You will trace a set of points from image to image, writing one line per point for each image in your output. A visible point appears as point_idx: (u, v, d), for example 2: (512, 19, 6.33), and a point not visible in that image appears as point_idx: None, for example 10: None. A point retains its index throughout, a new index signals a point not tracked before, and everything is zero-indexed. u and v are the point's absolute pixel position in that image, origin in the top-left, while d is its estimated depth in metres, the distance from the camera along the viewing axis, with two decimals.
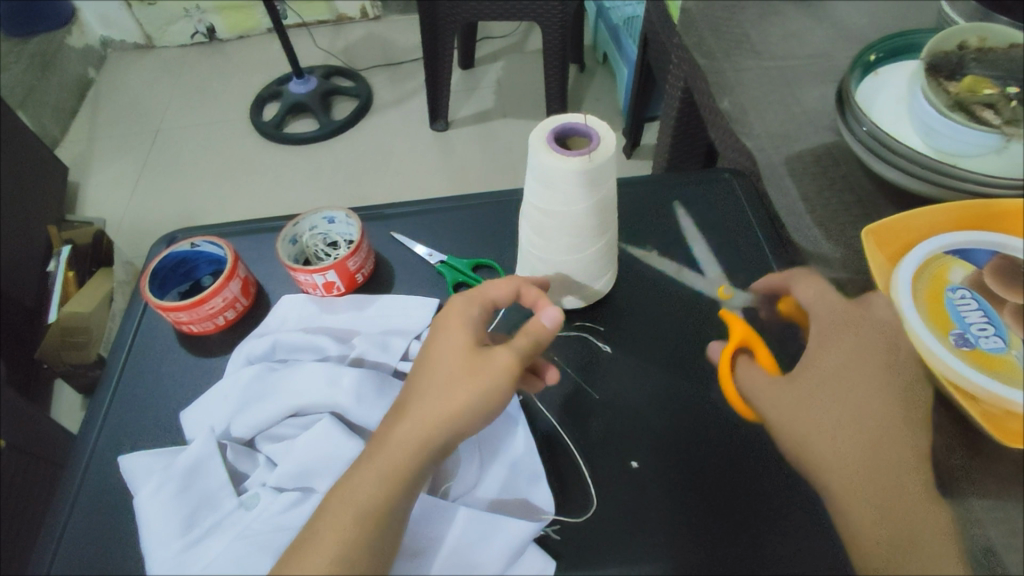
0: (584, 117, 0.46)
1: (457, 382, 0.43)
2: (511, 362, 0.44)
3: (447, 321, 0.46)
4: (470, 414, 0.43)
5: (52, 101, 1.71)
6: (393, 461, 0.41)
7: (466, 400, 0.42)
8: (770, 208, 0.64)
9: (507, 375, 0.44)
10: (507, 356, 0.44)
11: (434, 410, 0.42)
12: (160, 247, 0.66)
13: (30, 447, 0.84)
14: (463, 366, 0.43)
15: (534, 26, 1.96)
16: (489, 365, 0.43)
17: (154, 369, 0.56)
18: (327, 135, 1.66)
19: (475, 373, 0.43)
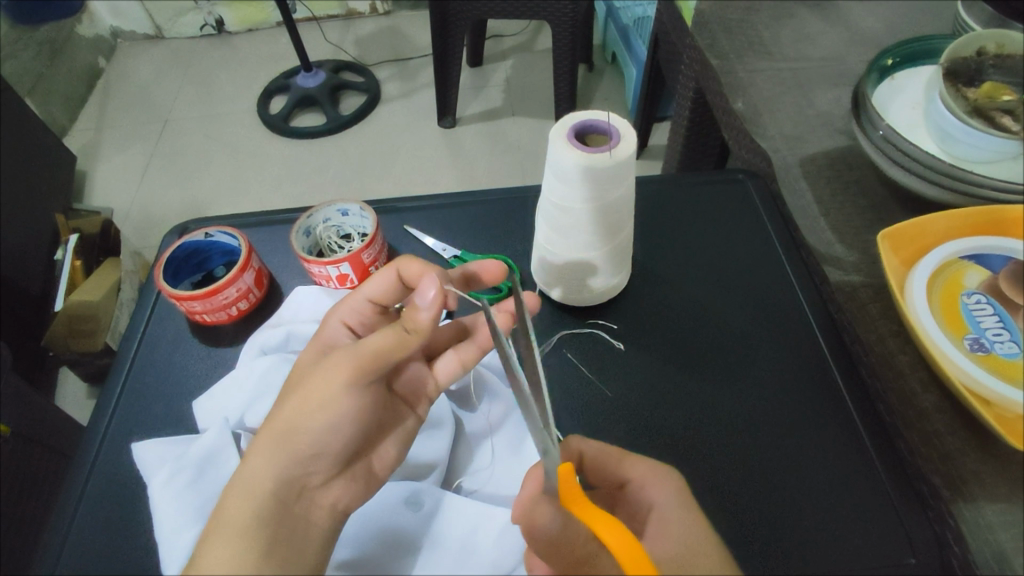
0: (606, 114, 0.46)
1: (290, 396, 0.42)
2: (344, 363, 0.42)
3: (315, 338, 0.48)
4: (307, 433, 0.41)
5: (60, 90, 1.71)
6: (227, 516, 0.39)
7: (295, 416, 0.41)
8: (783, 209, 0.64)
9: (339, 380, 0.42)
10: (339, 359, 0.42)
11: (266, 437, 0.41)
12: (172, 236, 0.66)
13: (37, 434, 0.84)
14: (301, 382, 0.43)
15: (544, 25, 1.96)
16: (321, 372, 0.42)
17: (166, 358, 0.57)
18: (335, 130, 1.67)
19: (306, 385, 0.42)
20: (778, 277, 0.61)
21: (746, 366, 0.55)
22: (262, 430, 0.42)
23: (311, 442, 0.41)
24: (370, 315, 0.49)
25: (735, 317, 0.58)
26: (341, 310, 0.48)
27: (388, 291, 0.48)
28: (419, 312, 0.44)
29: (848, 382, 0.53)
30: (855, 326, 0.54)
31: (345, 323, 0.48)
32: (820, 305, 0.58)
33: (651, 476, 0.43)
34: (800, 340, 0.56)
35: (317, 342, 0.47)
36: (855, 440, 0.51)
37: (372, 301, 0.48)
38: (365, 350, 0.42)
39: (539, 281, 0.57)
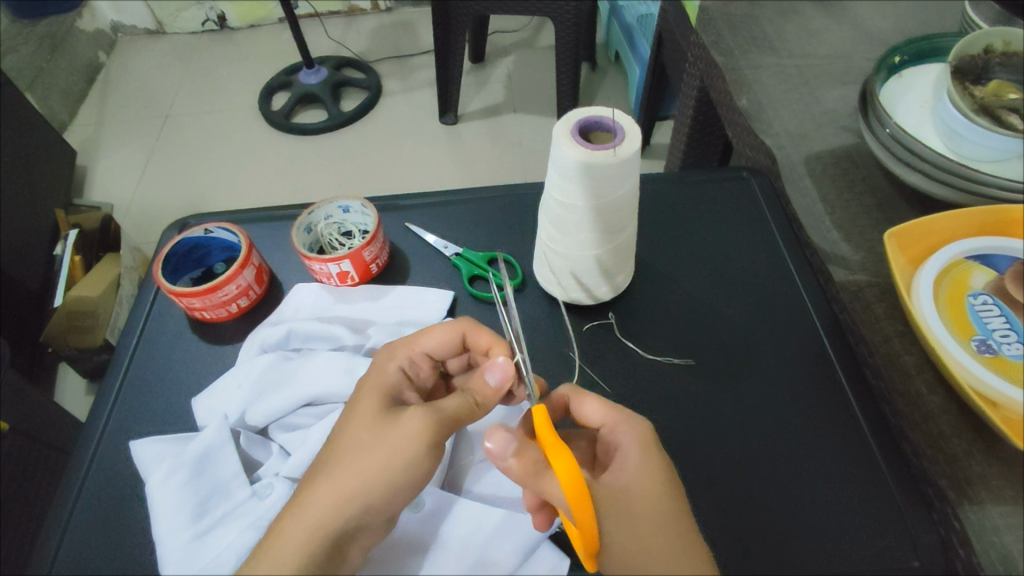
0: (610, 110, 0.46)
1: (363, 451, 0.41)
2: (424, 424, 0.41)
3: (369, 381, 0.45)
4: (378, 488, 0.40)
5: (61, 84, 1.70)
6: (276, 559, 0.38)
7: (370, 475, 0.40)
8: (788, 207, 0.63)
9: (419, 440, 0.41)
10: (417, 419, 0.41)
11: (335, 489, 0.40)
12: (172, 232, 0.65)
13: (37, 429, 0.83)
14: (372, 436, 0.41)
15: (546, 22, 1.95)
16: (398, 430, 0.41)
17: (165, 355, 0.56)
18: (336, 127, 1.66)
19: (381, 442, 0.41)
20: (782, 277, 0.60)
21: (749, 365, 0.55)
22: (326, 480, 0.40)
23: (373, 493, 0.40)
24: (421, 364, 0.48)
25: (738, 316, 0.58)
26: (399, 358, 0.47)
27: (446, 347, 0.48)
28: (488, 385, 0.44)
29: (852, 383, 0.53)
30: (859, 326, 0.53)
31: (403, 371, 0.46)
32: (823, 305, 0.58)
33: (625, 423, 0.43)
34: (803, 340, 0.56)
35: (373, 386, 0.45)
36: (860, 442, 0.50)
37: (428, 352, 0.48)
38: (445, 414, 0.42)
39: (542, 281, 0.57)
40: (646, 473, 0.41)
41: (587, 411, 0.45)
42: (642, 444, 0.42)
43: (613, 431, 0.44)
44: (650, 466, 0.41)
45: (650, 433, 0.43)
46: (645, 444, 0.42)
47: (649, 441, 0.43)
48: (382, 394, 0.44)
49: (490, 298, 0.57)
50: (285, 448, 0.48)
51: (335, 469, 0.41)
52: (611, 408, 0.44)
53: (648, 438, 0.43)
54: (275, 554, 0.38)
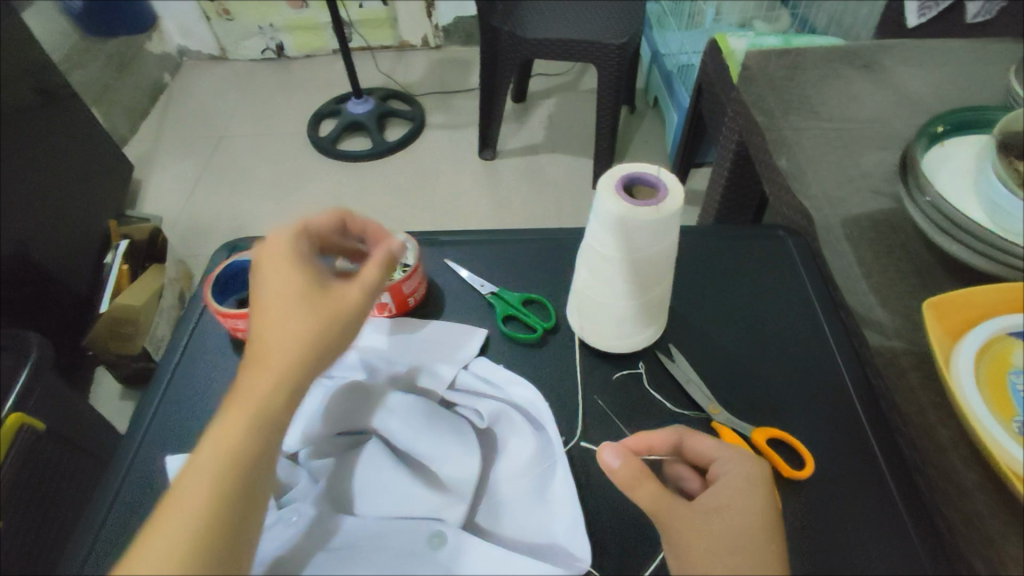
0: (656, 167, 0.47)
1: (280, 318, 0.42)
2: (356, 300, 0.45)
3: (273, 260, 0.45)
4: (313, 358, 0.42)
5: (125, 102, 1.81)
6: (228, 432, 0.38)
7: (300, 339, 0.42)
8: (824, 268, 0.63)
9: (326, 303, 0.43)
10: (351, 293, 0.45)
11: (277, 372, 0.40)
12: (222, 254, 0.68)
13: (74, 433, 0.86)
14: (306, 316, 0.43)
15: (588, 67, 2.01)
16: (326, 309, 0.43)
17: (206, 372, 0.58)
18: (379, 155, 1.72)
19: (311, 320, 0.42)
20: (815, 336, 0.60)
21: (778, 423, 0.54)
22: (264, 360, 0.41)
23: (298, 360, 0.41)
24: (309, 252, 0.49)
25: (770, 376, 0.57)
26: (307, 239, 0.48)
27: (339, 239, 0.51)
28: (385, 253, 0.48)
29: (884, 451, 0.51)
30: (893, 393, 0.52)
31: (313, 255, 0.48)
32: (857, 366, 0.57)
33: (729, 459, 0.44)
34: (835, 403, 0.55)
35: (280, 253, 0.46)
36: (892, 513, 0.48)
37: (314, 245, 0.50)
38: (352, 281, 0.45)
39: (574, 325, 0.58)
40: (753, 507, 0.41)
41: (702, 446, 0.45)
42: (748, 480, 0.42)
43: (726, 463, 0.43)
44: (754, 501, 0.41)
45: (758, 472, 0.42)
46: (750, 480, 0.42)
47: (757, 477, 0.42)
48: (301, 271, 0.45)
49: (521, 338, 0.58)
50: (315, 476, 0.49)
51: (277, 351, 0.41)
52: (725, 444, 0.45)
53: (751, 481, 0.42)
54: (221, 436, 0.38)
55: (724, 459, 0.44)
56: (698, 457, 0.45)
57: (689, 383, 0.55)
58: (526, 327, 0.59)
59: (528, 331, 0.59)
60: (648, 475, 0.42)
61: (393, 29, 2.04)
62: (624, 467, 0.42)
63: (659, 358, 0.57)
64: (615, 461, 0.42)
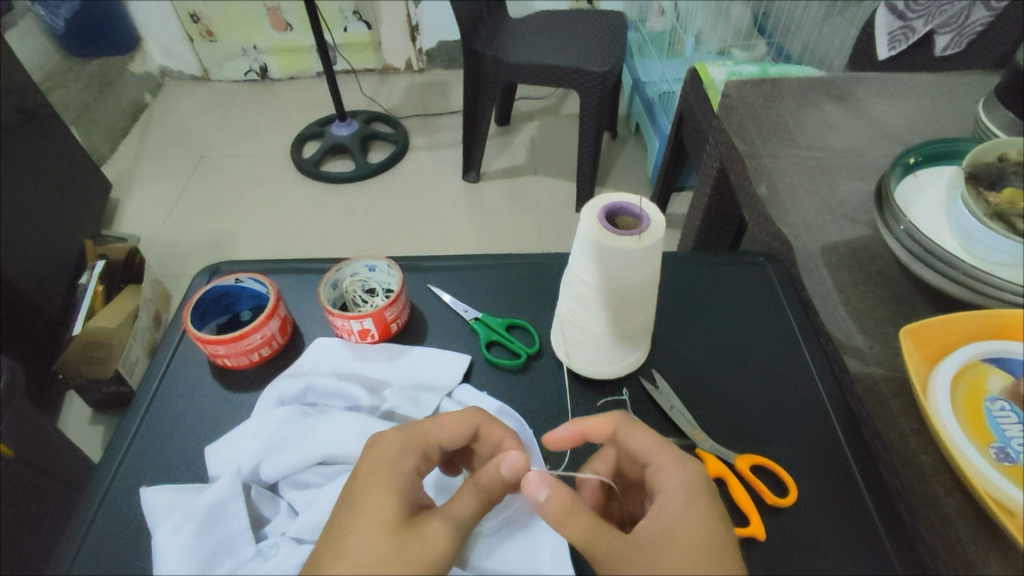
0: (637, 197, 0.47)
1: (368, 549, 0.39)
2: (446, 537, 0.40)
3: (379, 478, 0.42)
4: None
5: (105, 121, 1.79)
6: None
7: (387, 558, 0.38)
8: (804, 293, 0.64)
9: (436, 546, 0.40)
10: (439, 531, 0.40)
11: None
12: (202, 278, 0.67)
13: (42, 460, 0.83)
14: (383, 552, 0.39)
15: (570, 92, 2.04)
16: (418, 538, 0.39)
17: (183, 400, 0.57)
18: (363, 177, 1.72)
19: (398, 558, 0.38)
20: (797, 362, 0.60)
21: (763, 449, 0.54)
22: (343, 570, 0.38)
23: None
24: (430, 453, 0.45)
25: (753, 401, 0.57)
26: (411, 448, 0.44)
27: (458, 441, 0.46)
28: (499, 476, 0.43)
29: (866, 477, 0.52)
30: (876, 421, 0.53)
31: (415, 461, 0.44)
32: (838, 391, 0.57)
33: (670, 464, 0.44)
34: (818, 429, 0.55)
35: (384, 471, 0.42)
36: (875, 542, 0.48)
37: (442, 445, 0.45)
38: (457, 517, 0.41)
39: (557, 351, 0.58)
40: (688, 512, 0.41)
41: (635, 446, 0.45)
42: (685, 489, 0.42)
43: (662, 470, 0.44)
44: (691, 509, 0.41)
45: (700, 482, 0.43)
46: (688, 489, 0.42)
47: (694, 486, 0.42)
48: (398, 488, 0.41)
49: (506, 364, 0.58)
50: (294, 506, 0.48)
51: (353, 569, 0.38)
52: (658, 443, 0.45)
53: (692, 489, 0.42)
54: None
55: (660, 463, 0.44)
56: (629, 455, 0.46)
57: (673, 409, 0.54)
58: (510, 353, 0.59)
59: (512, 357, 0.59)
60: (579, 511, 0.41)
61: (377, 52, 2.05)
62: (554, 499, 0.41)
63: (642, 384, 0.57)
64: (541, 494, 0.41)
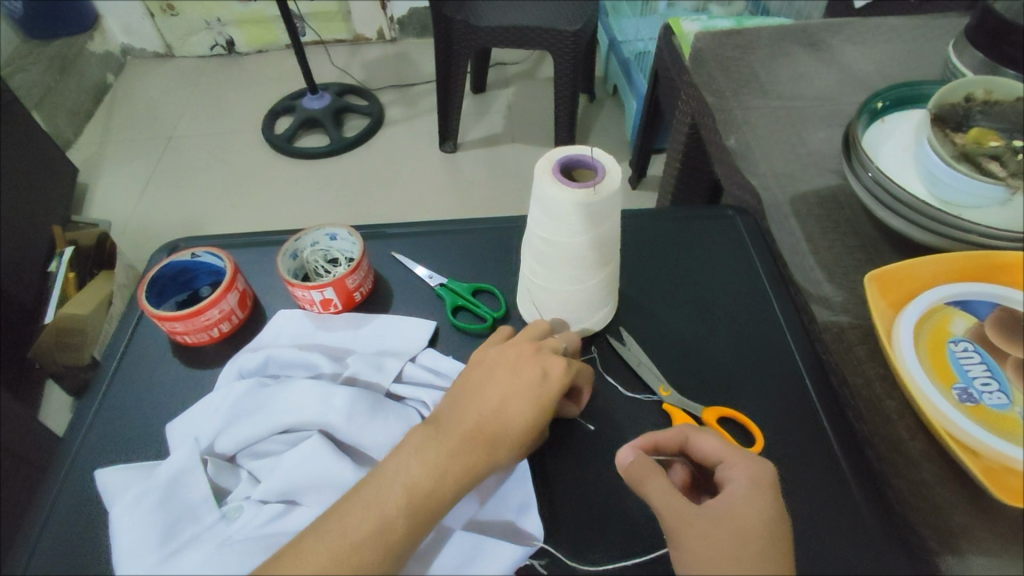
0: (590, 148, 0.46)
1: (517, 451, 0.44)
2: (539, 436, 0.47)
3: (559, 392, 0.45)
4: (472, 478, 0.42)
5: (67, 103, 1.73)
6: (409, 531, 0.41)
7: (487, 439, 0.42)
8: (774, 245, 0.63)
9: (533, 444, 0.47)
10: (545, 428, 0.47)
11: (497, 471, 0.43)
12: (162, 255, 0.66)
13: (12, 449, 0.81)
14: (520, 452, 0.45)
15: (546, 55, 2.00)
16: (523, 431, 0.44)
17: (144, 379, 0.56)
18: (338, 151, 1.68)
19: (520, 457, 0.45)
20: (766, 313, 0.60)
21: (732, 401, 0.54)
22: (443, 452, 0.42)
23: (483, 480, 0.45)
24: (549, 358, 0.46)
25: (723, 354, 0.57)
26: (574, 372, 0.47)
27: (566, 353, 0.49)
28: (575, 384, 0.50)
29: (833, 424, 0.52)
30: (842, 369, 0.53)
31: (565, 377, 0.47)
32: (806, 339, 0.57)
33: (740, 464, 0.42)
34: (785, 378, 0.55)
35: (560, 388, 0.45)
36: (843, 487, 0.49)
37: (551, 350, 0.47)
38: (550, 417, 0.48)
39: (524, 313, 0.57)
40: (752, 506, 0.40)
41: (706, 449, 0.44)
42: (756, 483, 0.41)
43: (729, 467, 0.42)
44: (757, 504, 0.40)
45: (766, 475, 0.41)
46: (758, 484, 0.41)
47: (764, 481, 0.41)
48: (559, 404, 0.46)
49: (474, 330, 0.57)
50: (256, 475, 0.47)
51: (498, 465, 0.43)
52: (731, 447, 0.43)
53: (761, 481, 0.41)
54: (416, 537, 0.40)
55: (730, 462, 0.43)
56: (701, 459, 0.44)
57: (641, 365, 0.54)
58: (477, 317, 0.58)
59: (478, 321, 0.58)
60: (654, 473, 0.42)
61: (346, 22, 1.99)
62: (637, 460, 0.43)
63: (610, 343, 0.56)
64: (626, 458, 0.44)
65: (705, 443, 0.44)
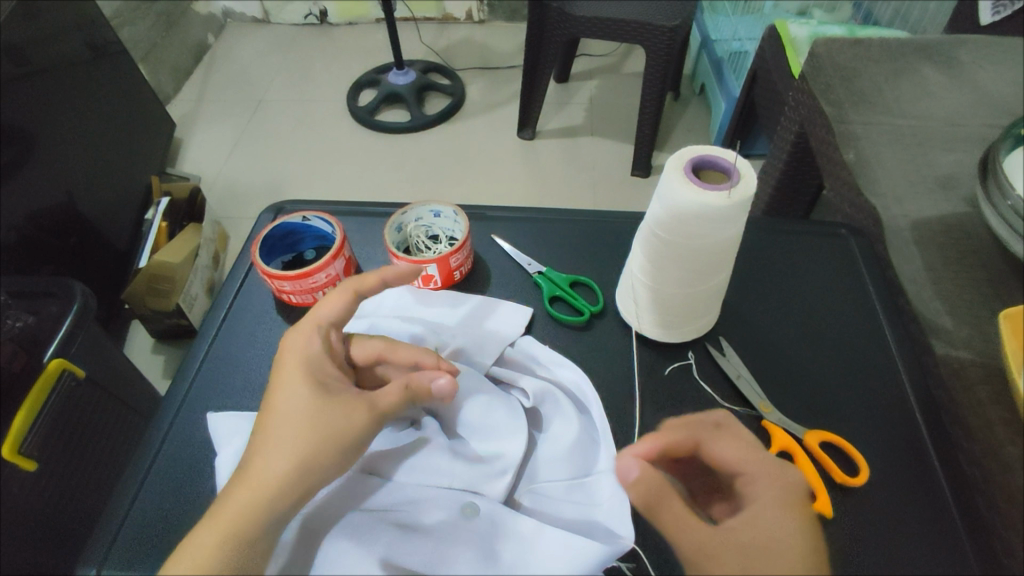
0: (732, 154, 0.45)
1: (286, 421, 0.41)
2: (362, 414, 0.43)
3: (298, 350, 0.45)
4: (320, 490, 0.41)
5: (169, 60, 1.81)
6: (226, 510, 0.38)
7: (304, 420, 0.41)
8: (889, 269, 0.60)
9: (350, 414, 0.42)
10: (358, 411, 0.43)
11: (277, 449, 0.40)
12: (268, 216, 0.68)
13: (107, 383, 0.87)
14: (308, 423, 0.41)
15: (634, 49, 1.96)
16: (341, 413, 0.42)
17: (248, 333, 0.58)
18: (418, 128, 1.71)
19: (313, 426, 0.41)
20: (876, 340, 0.57)
21: (833, 426, 0.51)
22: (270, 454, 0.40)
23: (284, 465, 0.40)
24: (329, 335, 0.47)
25: (826, 377, 0.54)
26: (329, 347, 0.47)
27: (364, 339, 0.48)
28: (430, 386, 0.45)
29: (943, 463, 0.49)
30: (958, 406, 0.49)
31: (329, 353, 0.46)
32: (919, 371, 0.54)
33: (763, 478, 0.39)
34: (893, 409, 0.52)
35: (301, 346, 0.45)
36: (949, 530, 0.46)
37: (331, 322, 0.47)
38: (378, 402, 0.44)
39: (623, 310, 0.56)
40: (787, 535, 0.37)
41: (721, 455, 0.40)
42: (783, 503, 0.38)
43: (752, 483, 0.39)
44: (787, 528, 0.37)
45: (795, 496, 0.38)
46: (785, 505, 0.38)
47: (792, 501, 0.38)
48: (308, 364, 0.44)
49: (570, 321, 0.57)
50: None
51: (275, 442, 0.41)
52: (750, 450, 0.40)
53: (790, 499, 0.38)
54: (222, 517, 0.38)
55: (751, 475, 0.39)
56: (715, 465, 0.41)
57: (740, 378, 0.52)
58: (574, 310, 0.58)
59: (575, 314, 0.58)
60: (665, 495, 0.39)
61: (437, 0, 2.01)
62: (652, 477, 0.39)
63: (709, 351, 0.55)
64: (630, 475, 0.40)
65: (716, 447, 0.41)
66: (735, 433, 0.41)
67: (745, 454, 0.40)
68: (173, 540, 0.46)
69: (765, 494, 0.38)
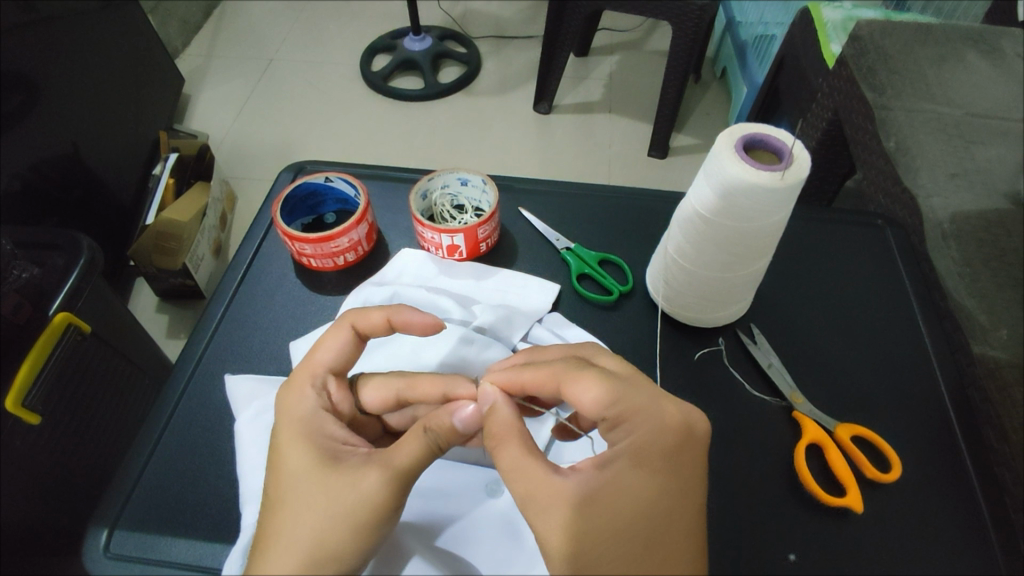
0: (791, 138, 0.42)
1: (305, 494, 0.39)
2: (380, 479, 0.39)
3: (288, 427, 0.41)
4: (362, 544, 0.38)
5: (179, 12, 1.76)
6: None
7: (322, 482, 0.39)
8: (926, 263, 0.59)
9: (372, 480, 0.39)
10: (375, 481, 0.39)
11: (302, 523, 0.38)
12: (287, 176, 0.65)
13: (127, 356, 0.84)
14: (330, 494, 0.38)
15: (656, 27, 1.91)
16: (352, 480, 0.39)
17: (266, 296, 0.56)
18: (431, 97, 1.67)
19: (334, 501, 0.38)
20: (911, 335, 0.56)
21: (864, 419, 0.50)
22: (286, 529, 0.38)
23: (322, 540, 0.37)
24: (329, 385, 0.45)
25: (858, 370, 0.53)
26: (302, 389, 0.43)
27: (343, 351, 0.45)
28: (450, 423, 0.41)
29: (976, 462, 0.48)
30: (998, 408, 0.47)
31: (317, 397, 0.43)
32: (955, 369, 0.53)
33: (634, 419, 0.40)
34: (926, 407, 0.51)
35: (292, 423, 0.42)
36: (980, 533, 0.45)
37: (331, 368, 0.45)
38: (398, 464, 0.39)
39: (652, 288, 0.55)
40: (643, 486, 0.38)
41: (588, 399, 0.41)
42: (638, 454, 0.39)
43: (616, 428, 0.40)
44: (640, 479, 0.38)
45: (658, 442, 0.39)
46: (638, 457, 0.39)
47: (649, 450, 0.39)
48: (304, 442, 0.41)
49: (597, 299, 0.56)
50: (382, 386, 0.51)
51: (299, 514, 0.38)
52: (612, 394, 0.40)
53: (648, 448, 0.39)
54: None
55: (618, 419, 0.40)
56: (577, 406, 0.42)
57: (771, 367, 0.51)
58: (602, 288, 0.57)
59: (603, 292, 0.56)
60: (505, 437, 0.40)
61: None
62: (503, 412, 0.41)
63: (740, 339, 0.54)
64: (487, 405, 0.42)
65: (582, 394, 0.41)
66: (602, 375, 0.41)
67: (608, 396, 0.40)
68: (189, 502, 0.45)
69: (624, 436, 0.39)
